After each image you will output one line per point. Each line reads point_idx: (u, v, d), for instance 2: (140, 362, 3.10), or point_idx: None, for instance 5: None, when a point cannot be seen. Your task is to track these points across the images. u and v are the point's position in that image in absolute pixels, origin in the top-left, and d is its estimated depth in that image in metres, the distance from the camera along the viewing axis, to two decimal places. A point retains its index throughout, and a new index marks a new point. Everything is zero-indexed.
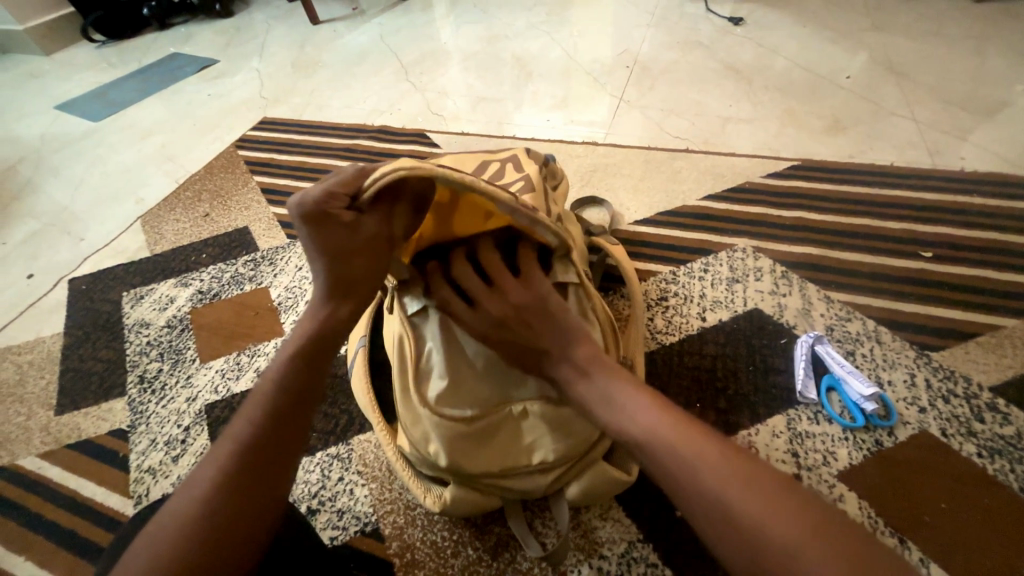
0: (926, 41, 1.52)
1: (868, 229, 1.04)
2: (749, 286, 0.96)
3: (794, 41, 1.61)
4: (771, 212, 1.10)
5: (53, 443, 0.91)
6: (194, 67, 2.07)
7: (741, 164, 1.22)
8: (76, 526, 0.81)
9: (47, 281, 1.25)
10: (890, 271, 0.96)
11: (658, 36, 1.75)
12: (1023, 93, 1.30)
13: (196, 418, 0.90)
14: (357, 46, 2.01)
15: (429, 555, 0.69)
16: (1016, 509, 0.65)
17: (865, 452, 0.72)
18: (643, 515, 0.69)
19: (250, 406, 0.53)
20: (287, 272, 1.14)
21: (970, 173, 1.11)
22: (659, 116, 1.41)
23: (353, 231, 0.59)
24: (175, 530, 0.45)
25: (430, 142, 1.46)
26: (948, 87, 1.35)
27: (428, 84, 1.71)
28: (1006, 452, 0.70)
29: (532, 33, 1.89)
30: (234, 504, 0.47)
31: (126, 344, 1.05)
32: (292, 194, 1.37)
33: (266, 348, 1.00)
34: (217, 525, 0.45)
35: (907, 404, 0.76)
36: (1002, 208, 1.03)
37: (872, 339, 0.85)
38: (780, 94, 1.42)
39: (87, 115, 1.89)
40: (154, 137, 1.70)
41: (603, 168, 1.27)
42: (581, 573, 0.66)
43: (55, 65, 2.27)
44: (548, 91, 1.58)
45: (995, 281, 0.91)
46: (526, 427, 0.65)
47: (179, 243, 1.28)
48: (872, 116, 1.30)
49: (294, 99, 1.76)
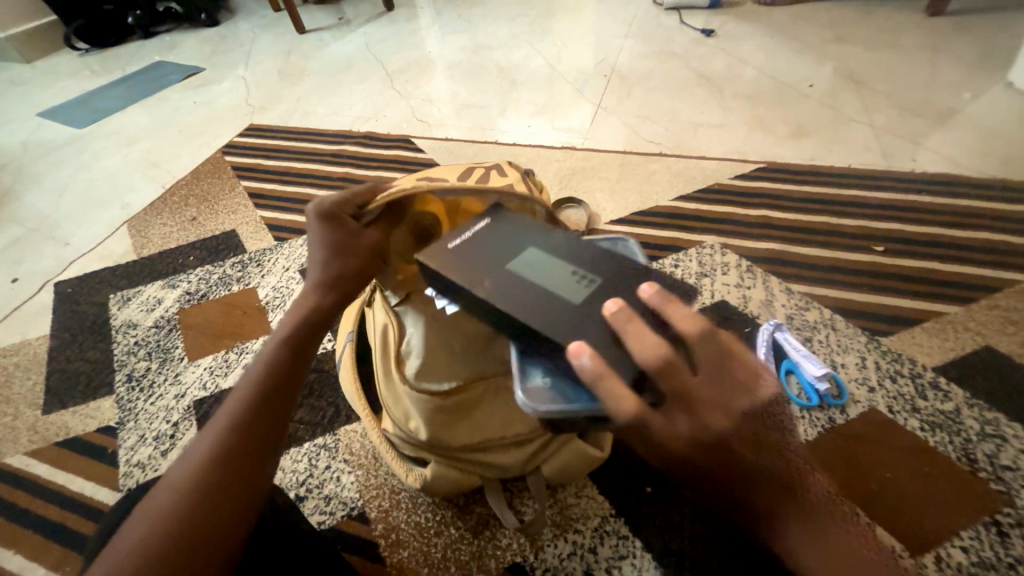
0: (883, 52, 1.62)
1: (828, 225, 1.11)
2: (716, 279, 1.02)
3: (762, 52, 1.70)
4: (738, 211, 1.16)
5: (41, 441, 0.93)
6: (181, 74, 2.09)
7: (710, 166, 1.29)
8: (66, 520, 0.82)
9: (32, 285, 1.26)
10: (847, 264, 1.03)
11: (635, 46, 1.83)
12: (970, 100, 1.40)
13: (186, 413, 0.93)
14: (343, 55, 2.05)
15: (413, 535, 0.73)
16: (953, 476, 0.72)
17: (819, 428, 0.78)
18: (615, 491, 0.74)
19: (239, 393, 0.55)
20: (275, 272, 1.17)
21: (921, 174, 1.19)
22: (635, 122, 1.48)
23: (359, 239, 0.69)
24: (168, 507, 0.46)
25: (415, 147, 1.50)
26: (903, 95, 1.45)
27: (414, 92, 1.76)
28: (947, 425, 0.77)
29: (514, 43, 1.96)
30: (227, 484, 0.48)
31: (114, 344, 1.07)
32: (279, 198, 1.40)
33: (254, 346, 1.03)
34: (212, 503, 0.47)
35: (858, 384, 0.83)
36: (950, 205, 1.11)
37: (828, 326, 0.92)
38: (748, 101, 1.50)
39: (71, 121, 1.90)
40: (140, 144, 1.72)
41: (581, 171, 1.33)
42: (557, 547, 0.70)
43: (37, 73, 2.27)
44: (530, 98, 1.64)
45: (941, 272, 0.99)
46: (500, 401, 0.70)
47: (166, 246, 1.30)
48: (832, 122, 1.39)
49: (281, 106, 1.80)
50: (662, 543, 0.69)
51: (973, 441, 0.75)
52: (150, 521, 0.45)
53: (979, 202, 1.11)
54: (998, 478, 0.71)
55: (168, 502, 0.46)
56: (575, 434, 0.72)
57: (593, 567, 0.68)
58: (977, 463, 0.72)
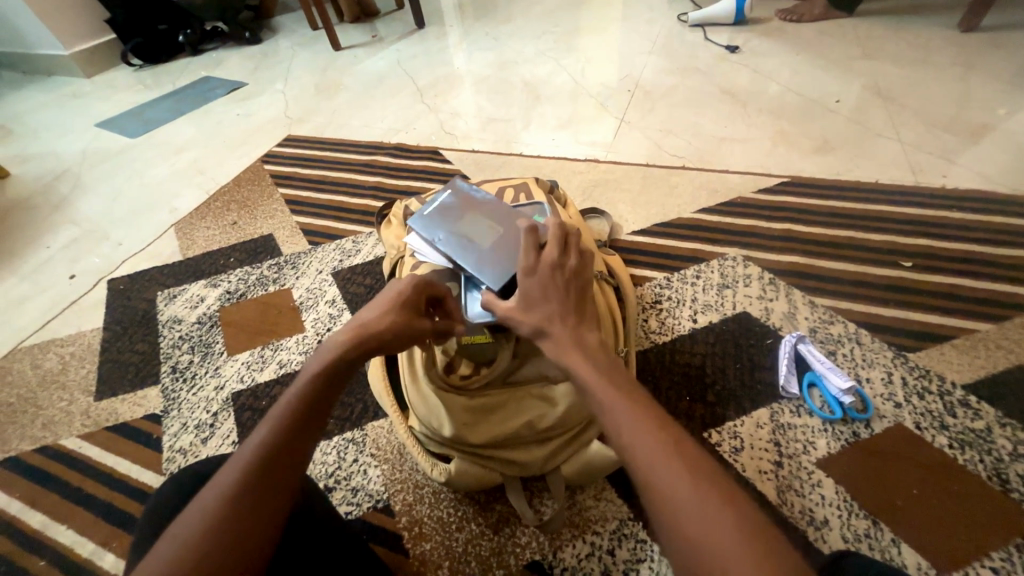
0: (913, 68, 1.61)
1: (853, 240, 1.10)
2: (738, 291, 1.03)
3: (787, 68, 1.71)
4: (761, 224, 1.17)
5: (93, 425, 1.00)
6: (225, 89, 2.23)
7: (734, 180, 1.30)
8: (114, 498, 0.89)
9: (87, 281, 1.36)
10: (872, 279, 1.02)
11: (658, 63, 1.87)
12: (1004, 116, 1.37)
13: (224, 404, 0.99)
14: (376, 70, 2.15)
15: (435, 529, 0.75)
16: (981, 494, 0.71)
17: (842, 442, 0.78)
18: (634, 495, 0.75)
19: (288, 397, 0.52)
20: (308, 275, 1.23)
21: (951, 190, 1.18)
22: (658, 136, 1.51)
23: (411, 321, 0.64)
24: (210, 510, 0.43)
25: (443, 158, 1.56)
26: (933, 111, 1.43)
27: (442, 106, 1.83)
28: (977, 444, 0.75)
29: (540, 60, 2.02)
30: (263, 494, 0.45)
31: (160, 338, 1.14)
32: (313, 204, 1.47)
33: (288, 343, 1.08)
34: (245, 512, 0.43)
35: (884, 399, 0.82)
36: (982, 222, 1.09)
37: (852, 340, 0.91)
38: (773, 116, 1.51)
39: (126, 132, 2.04)
40: (187, 152, 1.84)
41: (603, 183, 1.36)
42: (576, 547, 0.72)
43: (96, 87, 2.45)
44: (554, 112, 1.69)
45: (973, 289, 0.97)
46: (523, 406, 0.73)
47: (209, 248, 1.38)
48: (859, 137, 1.38)
49: (317, 118, 1.89)
50: None
51: (1004, 461, 0.74)
52: (192, 525, 0.42)
53: (1014, 219, 1.09)
54: None
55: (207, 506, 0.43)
56: (593, 437, 0.74)
57: (610, 568, 0.69)
58: (1009, 483, 0.72)
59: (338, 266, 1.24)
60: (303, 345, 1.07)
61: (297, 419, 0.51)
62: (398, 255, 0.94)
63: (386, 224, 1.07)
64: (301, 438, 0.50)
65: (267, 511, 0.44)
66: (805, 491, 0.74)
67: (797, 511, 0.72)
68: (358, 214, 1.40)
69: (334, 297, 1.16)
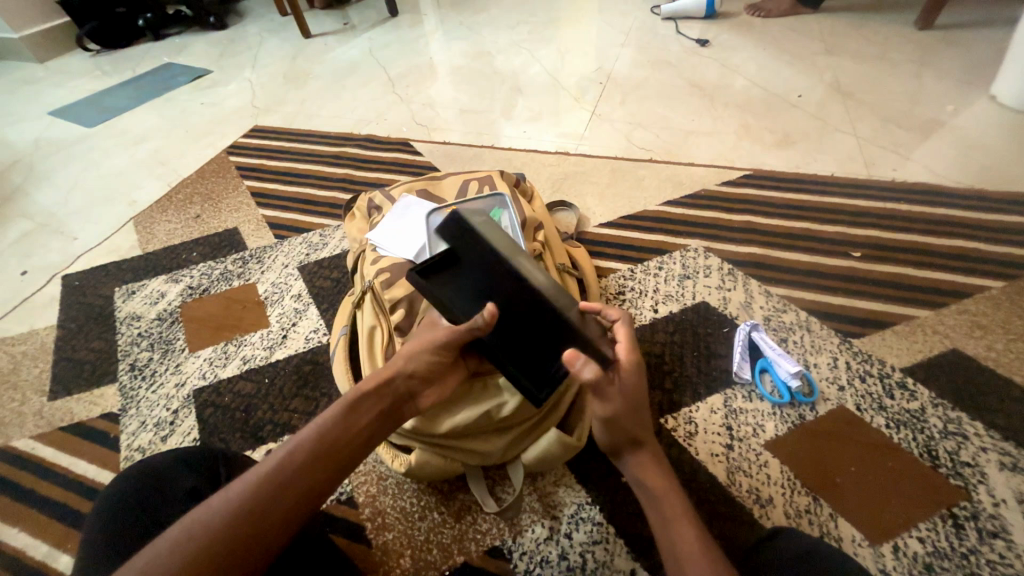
0: (872, 65, 1.66)
1: (808, 232, 1.14)
2: (698, 282, 1.06)
3: (754, 63, 1.75)
4: (722, 216, 1.20)
5: (47, 426, 0.97)
6: (188, 76, 2.15)
7: (698, 173, 1.33)
8: (69, 499, 0.87)
9: (40, 278, 1.30)
10: (824, 269, 1.06)
11: (630, 55, 1.88)
12: (953, 112, 1.43)
13: (184, 402, 0.97)
14: (347, 59, 2.10)
15: (398, 519, 0.77)
16: (912, 470, 0.76)
17: (789, 424, 0.83)
18: (591, 480, 0.78)
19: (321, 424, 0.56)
20: (274, 269, 1.21)
21: (901, 183, 1.23)
22: (627, 129, 1.53)
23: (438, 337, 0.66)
24: (226, 505, 0.47)
25: (413, 150, 1.55)
26: (888, 106, 1.49)
27: (414, 96, 1.81)
28: (911, 423, 0.81)
29: (514, 50, 2.00)
30: (272, 512, 0.48)
31: (118, 335, 1.11)
32: (279, 197, 1.45)
33: (252, 338, 1.07)
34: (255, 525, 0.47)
35: (829, 383, 0.87)
36: (928, 214, 1.14)
37: (803, 327, 0.96)
38: (738, 110, 1.54)
39: (80, 121, 1.95)
40: (147, 142, 1.77)
41: (572, 176, 1.38)
42: (535, 531, 0.74)
43: (48, 73, 2.33)
44: (526, 104, 1.69)
45: (916, 278, 1.02)
46: (485, 398, 0.74)
47: (170, 242, 1.34)
48: (819, 131, 1.42)
49: (284, 108, 1.85)
50: (636, 530, 0.72)
51: (935, 438, 0.79)
52: (207, 516, 0.46)
53: (957, 211, 1.14)
54: (957, 474, 0.75)
55: (225, 503, 0.47)
56: (552, 425, 0.77)
57: (567, 551, 0.72)
58: (938, 459, 0.77)
59: (304, 259, 1.22)
60: (268, 340, 1.06)
61: (328, 440, 0.55)
62: (360, 250, 0.94)
63: (350, 218, 1.06)
64: (324, 465, 0.53)
65: (277, 522, 0.48)
66: (753, 471, 0.78)
67: (744, 490, 0.76)
68: (326, 207, 1.38)
69: (300, 291, 1.14)
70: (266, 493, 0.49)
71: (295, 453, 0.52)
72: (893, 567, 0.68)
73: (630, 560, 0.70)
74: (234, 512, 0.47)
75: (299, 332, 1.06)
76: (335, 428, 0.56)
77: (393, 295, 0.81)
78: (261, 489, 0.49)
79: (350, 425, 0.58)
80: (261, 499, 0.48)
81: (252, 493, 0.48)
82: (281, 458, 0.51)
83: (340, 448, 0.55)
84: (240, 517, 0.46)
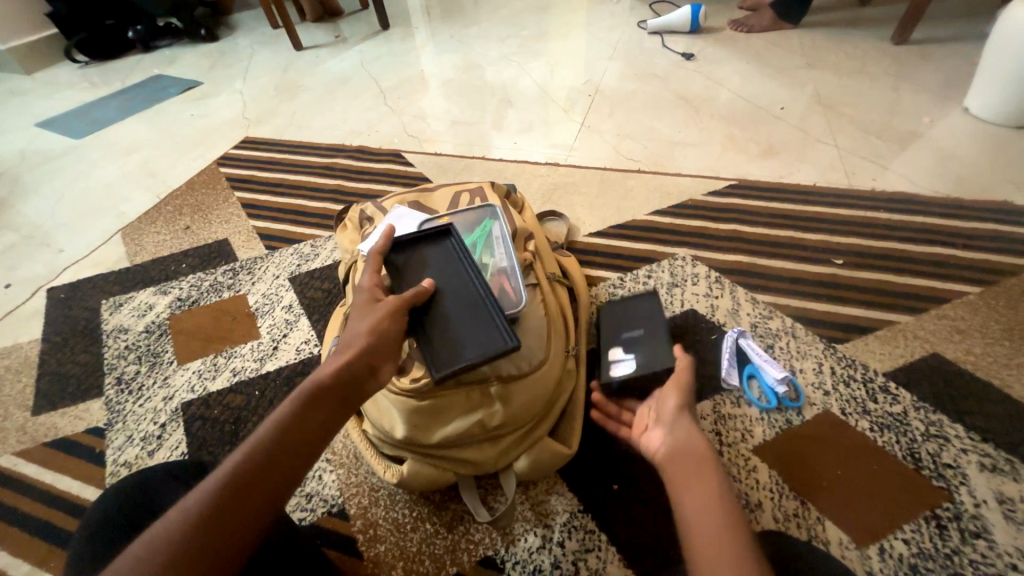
0: (851, 78, 1.71)
1: (792, 240, 1.17)
2: (686, 290, 1.08)
3: (738, 75, 1.80)
4: (709, 225, 1.23)
5: (30, 441, 0.96)
6: (179, 87, 2.15)
7: (685, 183, 1.36)
8: (52, 517, 0.85)
9: (23, 291, 1.28)
10: (808, 276, 1.09)
11: (618, 68, 1.92)
12: (928, 124, 1.48)
13: (173, 415, 0.96)
14: (339, 71, 2.12)
15: (390, 530, 0.76)
16: (896, 474, 0.78)
17: (776, 429, 0.84)
18: (582, 488, 0.78)
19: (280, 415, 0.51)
20: (265, 280, 1.21)
21: (880, 192, 1.27)
22: (616, 140, 1.56)
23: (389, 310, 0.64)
24: (174, 524, 0.42)
25: (405, 161, 1.56)
26: (867, 118, 1.53)
27: (406, 108, 1.83)
28: (894, 426, 0.83)
29: (504, 63, 2.04)
30: (232, 518, 0.44)
31: (104, 348, 1.10)
32: (270, 208, 1.44)
33: (242, 350, 1.06)
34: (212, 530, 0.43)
35: (814, 387, 0.89)
36: (907, 222, 1.18)
37: (788, 333, 0.98)
38: (723, 121, 1.58)
39: (68, 132, 1.94)
40: (137, 153, 1.77)
41: (562, 186, 1.40)
42: (528, 540, 0.74)
43: (36, 84, 2.32)
44: (517, 116, 1.72)
45: (896, 284, 1.05)
46: (476, 406, 0.74)
47: (159, 253, 1.33)
48: (801, 142, 1.46)
49: (276, 120, 1.85)
50: (628, 537, 0.73)
51: (917, 441, 0.81)
52: (154, 542, 0.41)
53: (935, 219, 1.18)
54: (939, 476, 0.77)
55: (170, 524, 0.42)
56: (544, 433, 0.78)
57: (560, 560, 0.72)
58: (921, 461, 0.79)
59: (295, 271, 1.22)
60: (258, 351, 1.06)
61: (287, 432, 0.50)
62: (351, 261, 0.94)
63: (342, 228, 1.06)
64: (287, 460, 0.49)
65: (238, 528, 0.44)
66: (742, 477, 0.79)
67: (734, 495, 0.78)
68: (317, 218, 1.38)
69: (291, 302, 1.14)
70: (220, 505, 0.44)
71: (249, 456, 0.47)
72: (880, 568, 0.70)
73: (622, 567, 0.70)
74: (186, 530, 0.42)
75: (289, 344, 1.06)
76: (292, 421, 0.51)
77: None
78: (212, 499, 0.44)
79: (312, 414, 0.52)
80: (216, 509, 0.44)
81: (208, 502, 0.44)
82: (235, 463, 0.47)
83: (305, 437, 0.51)
84: (193, 532, 0.42)
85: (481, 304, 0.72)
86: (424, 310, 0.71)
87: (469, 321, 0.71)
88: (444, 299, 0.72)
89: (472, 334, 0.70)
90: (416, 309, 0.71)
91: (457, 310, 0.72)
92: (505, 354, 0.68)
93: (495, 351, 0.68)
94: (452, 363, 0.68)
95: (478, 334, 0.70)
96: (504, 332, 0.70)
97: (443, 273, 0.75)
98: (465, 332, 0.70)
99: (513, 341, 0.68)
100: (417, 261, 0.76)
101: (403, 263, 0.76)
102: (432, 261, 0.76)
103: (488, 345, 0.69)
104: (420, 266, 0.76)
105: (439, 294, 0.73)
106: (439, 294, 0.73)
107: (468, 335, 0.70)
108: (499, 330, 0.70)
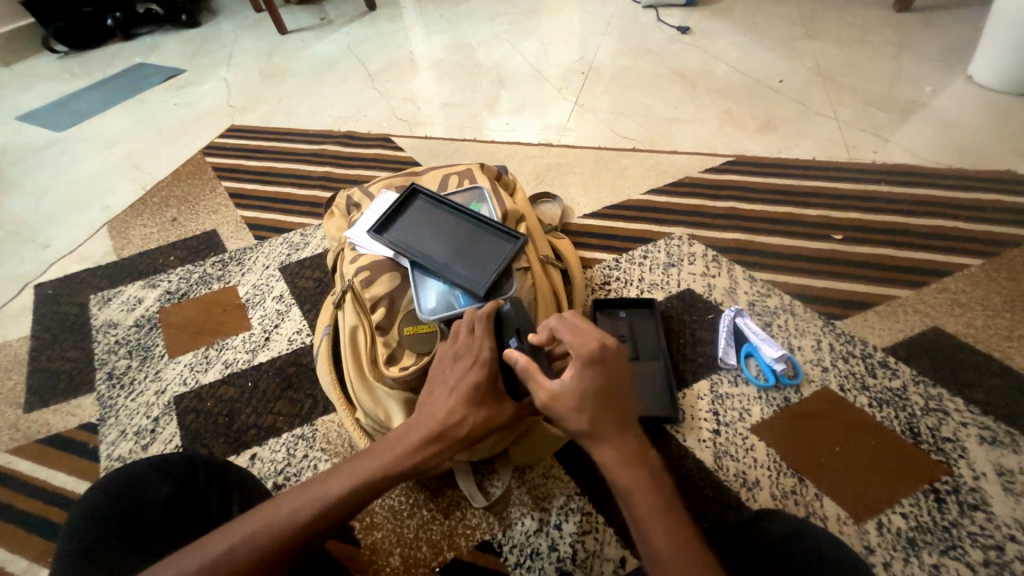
0: (851, 47, 1.66)
1: (790, 217, 1.14)
2: (683, 269, 1.06)
3: (734, 48, 1.74)
4: (705, 203, 1.20)
5: (23, 438, 0.95)
6: (161, 75, 2.09)
7: (681, 160, 1.33)
8: (49, 511, 0.86)
9: (11, 288, 1.27)
10: (807, 253, 1.07)
11: (612, 44, 1.87)
12: (931, 93, 1.44)
13: (166, 409, 0.95)
14: (325, 55, 2.06)
15: (386, 517, 0.76)
16: (899, 448, 0.77)
17: (774, 408, 0.83)
18: (579, 471, 0.78)
19: (343, 481, 0.54)
20: (255, 270, 1.19)
21: (880, 165, 1.24)
22: (610, 118, 1.52)
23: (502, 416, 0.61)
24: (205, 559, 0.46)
25: (393, 146, 1.53)
26: (869, 89, 1.49)
27: (394, 91, 1.78)
28: (893, 402, 0.82)
29: (495, 42, 1.98)
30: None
31: (95, 344, 1.09)
32: (258, 197, 1.42)
33: (234, 342, 1.05)
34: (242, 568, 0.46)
35: (812, 364, 0.88)
36: (905, 195, 1.15)
37: (787, 311, 0.96)
38: (720, 96, 1.54)
39: (49, 125, 1.89)
40: (120, 145, 1.73)
41: (556, 167, 1.36)
42: (525, 524, 0.74)
43: (16, 76, 2.26)
44: (509, 96, 1.67)
45: (894, 258, 1.03)
46: None
47: (147, 246, 1.31)
48: (801, 116, 1.42)
49: (262, 107, 1.80)
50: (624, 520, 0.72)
51: (917, 415, 0.80)
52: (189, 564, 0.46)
53: (935, 191, 1.16)
54: (938, 449, 0.77)
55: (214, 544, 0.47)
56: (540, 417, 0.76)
57: (557, 542, 0.72)
58: (920, 436, 0.78)
59: (286, 260, 1.20)
60: (250, 343, 1.04)
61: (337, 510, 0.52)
62: (340, 248, 0.91)
63: (329, 215, 1.04)
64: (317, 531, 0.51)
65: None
66: (740, 455, 0.79)
67: (732, 474, 0.77)
68: (307, 206, 1.35)
69: (282, 292, 1.12)
70: (263, 548, 0.48)
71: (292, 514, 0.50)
72: (878, 543, 0.70)
73: (620, 547, 0.70)
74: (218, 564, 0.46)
75: (281, 333, 1.05)
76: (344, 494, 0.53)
77: (374, 293, 0.79)
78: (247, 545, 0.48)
79: (365, 489, 0.54)
80: (262, 552, 0.47)
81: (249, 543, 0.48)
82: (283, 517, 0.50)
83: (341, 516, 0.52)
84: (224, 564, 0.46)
85: (480, 226, 0.82)
86: (436, 253, 0.79)
87: (480, 243, 0.80)
88: (445, 241, 0.80)
89: (487, 250, 0.79)
90: (426, 258, 0.78)
91: (467, 240, 0.81)
92: (521, 250, 0.79)
93: (513, 251, 0.78)
94: (484, 275, 0.77)
95: (491, 247, 0.80)
96: (508, 234, 0.81)
97: (438, 224, 0.82)
98: (480, 251, 0.79)
99: (524, 239, 0.79)
100: (407, 224, 0.82)
101: (396, 234, 0.81)
102: (422, 219, 0.83)
103: (502, 255, 0.79)
104: (413, 225, 0.82)
105: (438, 241, 0.80)
106: (444, 237, 0.81)
107: (484, 257, 0.79)
108: (504, 235, 0.81)
